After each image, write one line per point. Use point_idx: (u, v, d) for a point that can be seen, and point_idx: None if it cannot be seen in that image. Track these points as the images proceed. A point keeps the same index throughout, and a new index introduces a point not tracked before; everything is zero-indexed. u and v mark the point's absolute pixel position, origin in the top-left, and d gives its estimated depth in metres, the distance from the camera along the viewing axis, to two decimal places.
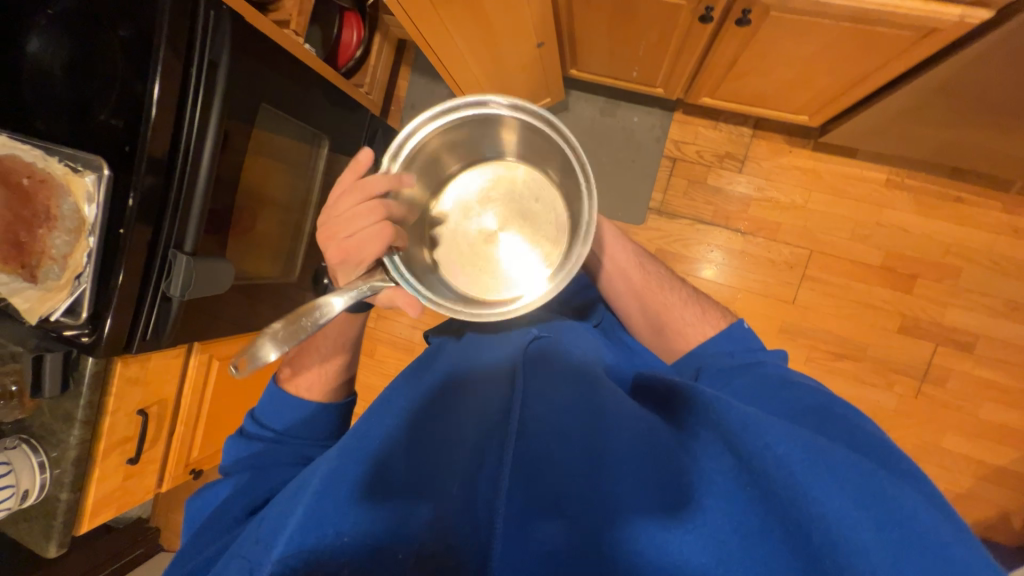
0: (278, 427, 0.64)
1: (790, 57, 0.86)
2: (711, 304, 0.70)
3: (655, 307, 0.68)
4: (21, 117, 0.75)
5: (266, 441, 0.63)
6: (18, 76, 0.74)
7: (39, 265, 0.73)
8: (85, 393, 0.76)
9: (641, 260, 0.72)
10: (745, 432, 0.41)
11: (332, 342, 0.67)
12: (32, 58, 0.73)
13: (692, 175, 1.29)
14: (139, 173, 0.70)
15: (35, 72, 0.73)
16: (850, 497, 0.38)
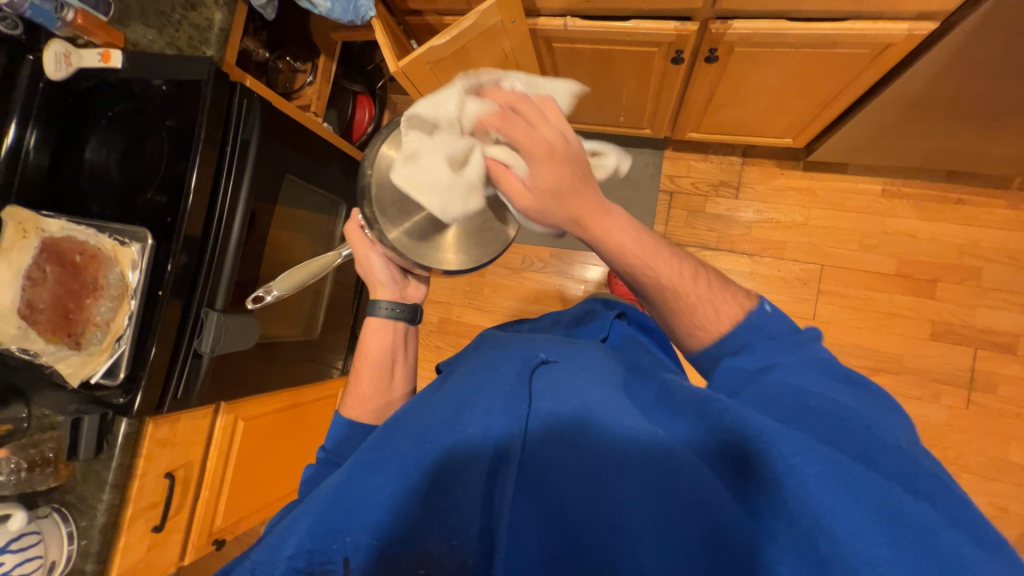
0: (329, 448, 0.65)
1: (762, 87, 0.93)
2: (729, 281, 0.53)
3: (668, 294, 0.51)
4: (78, 203, 0.85)
5: (316, 465, 0.64)
6: (81, 170, 0.85)
7: (84, 333, 0.78)
8: (116, 457, 0.77)
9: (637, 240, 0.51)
10: (761, 441, 0.38)
11: (395, 355, 0.73)
12: (94, 155, 0.85)
13: (690, 205, 1.34)
14: (178, 242, 0.77)
15: (94, 166, 0.85)
16: (876, 534, 0.34)
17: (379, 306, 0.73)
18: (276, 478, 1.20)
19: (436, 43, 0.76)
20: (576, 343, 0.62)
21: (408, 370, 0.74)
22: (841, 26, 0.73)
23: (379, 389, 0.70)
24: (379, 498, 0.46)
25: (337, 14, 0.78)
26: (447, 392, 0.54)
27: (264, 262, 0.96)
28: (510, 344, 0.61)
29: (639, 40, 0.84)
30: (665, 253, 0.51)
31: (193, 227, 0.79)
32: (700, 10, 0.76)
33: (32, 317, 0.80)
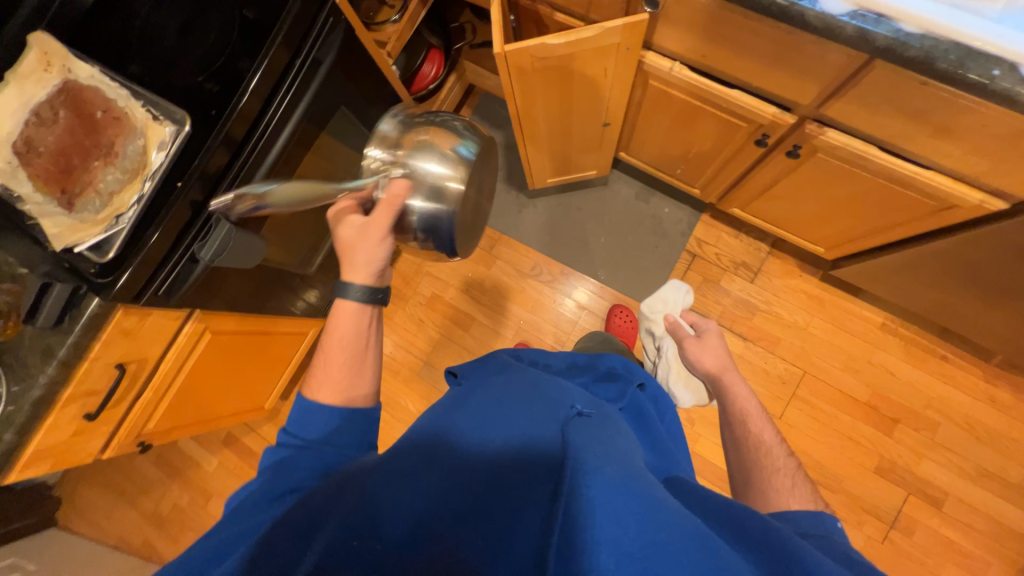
0: (305, 436, 0.63)
1: (822, 195, 0.95)
2: (806, 480, 0.65)
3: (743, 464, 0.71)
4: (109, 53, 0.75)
5: (297, 449, 0.62)
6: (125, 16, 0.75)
7: (80, 195, 0.72)
8: (76, 333, 0.72)
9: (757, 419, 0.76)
10: (799, 557, 0.43)
11: (362, 340, 0.72)
12: None
13: (707, 274, 1.36)
14: (217, 140, 0.75)
15: None
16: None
17: (350, 289, 0.71)
18: (222, 397, 1.15)
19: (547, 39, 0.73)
20: (617, 419, 0.67)
21: (374, 361, 0.72)
22: (923, 173, 0.75)
23: (344, 372, 0.68)
24: (409, 502, 0.50)
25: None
26: (482, 424, 0.60)
27: (291, 186, 0.92)
28: (546, 390, 0.67)
29: (733, 110, 0.84)
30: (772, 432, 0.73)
31: (239, 125, 0.77)
32: (804, 106, 0.76)
33: (26, 158, 0.72)
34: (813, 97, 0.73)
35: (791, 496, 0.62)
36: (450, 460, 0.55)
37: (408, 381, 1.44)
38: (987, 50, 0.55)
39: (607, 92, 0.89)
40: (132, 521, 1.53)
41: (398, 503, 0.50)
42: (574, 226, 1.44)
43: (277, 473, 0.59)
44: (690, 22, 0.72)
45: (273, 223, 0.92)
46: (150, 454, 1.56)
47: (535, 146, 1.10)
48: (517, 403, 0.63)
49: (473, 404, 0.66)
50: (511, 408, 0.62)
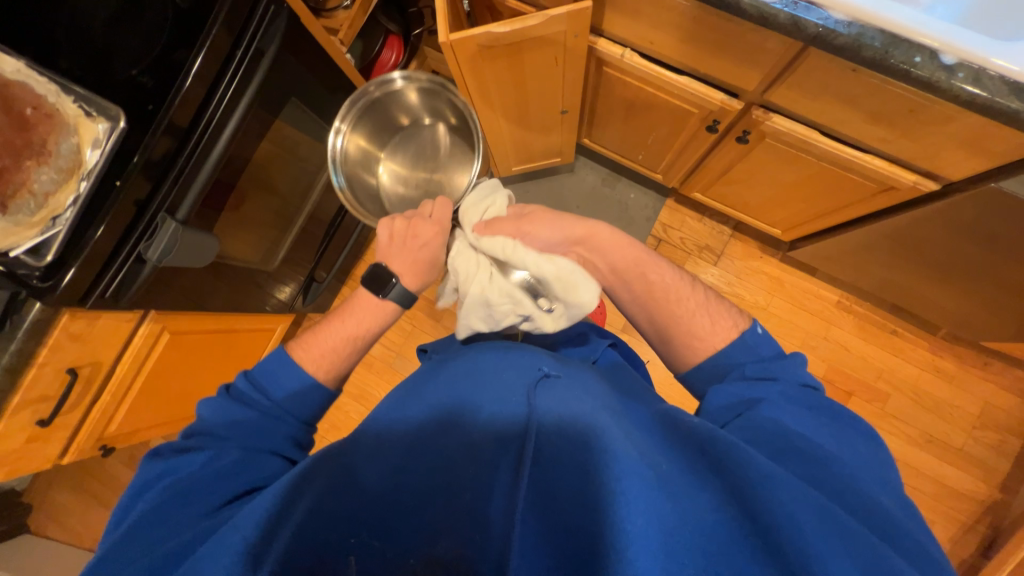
0: (275, 399, 0.67)
1: (774, 179, 0.98)
2: (726, 306, 0.72)
3: (662, 320, 0.73)
4: None
5: (263, 417, 0.65)
6: None
7: (11, 196, 0.66)
8: (18, 340, 0.70)
9: (641, 265, 0.76)
10: (745, 466, 0.45)
11: (355, 325, 0.78)
12: None
13: (672, 257, 1.39)
14: (158, 129, 0.72)
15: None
16: (826, 534, 0.40)
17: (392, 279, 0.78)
18: (188, 397, 1.14)
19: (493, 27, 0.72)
20: (581, 367, 0.67)
21: (358, 350, 0.77)
22: (863, 157, 0.77)
23: (335, 348, 0.75)
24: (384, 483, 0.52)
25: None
26: (445, 393, 0.61)
27: (244, 179, 0.89)
28: (508, 354, 0.66)
29: (685, 96, 0.85)
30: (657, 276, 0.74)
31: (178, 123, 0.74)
32: (750, 92, 0.77)
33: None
34: (758, 83, 0.74)
35: (716, 330, 0.68)
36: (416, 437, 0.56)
37: (380, 373, 1.45)
38: (913, 38, 0.57)
39: (561, 80, 0.88)
40: (106, 523, 1.52)
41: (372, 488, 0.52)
42: None
43: (242, 433, 0.63)
44: (635, 9, 0.72)
45: (227, 220, 0.90)
46: (120, 456, 1.54)
47: (495, 135, 1.09)
48: (479, 369, 0.64)
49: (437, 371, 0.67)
50: (474, 374, 0.63)
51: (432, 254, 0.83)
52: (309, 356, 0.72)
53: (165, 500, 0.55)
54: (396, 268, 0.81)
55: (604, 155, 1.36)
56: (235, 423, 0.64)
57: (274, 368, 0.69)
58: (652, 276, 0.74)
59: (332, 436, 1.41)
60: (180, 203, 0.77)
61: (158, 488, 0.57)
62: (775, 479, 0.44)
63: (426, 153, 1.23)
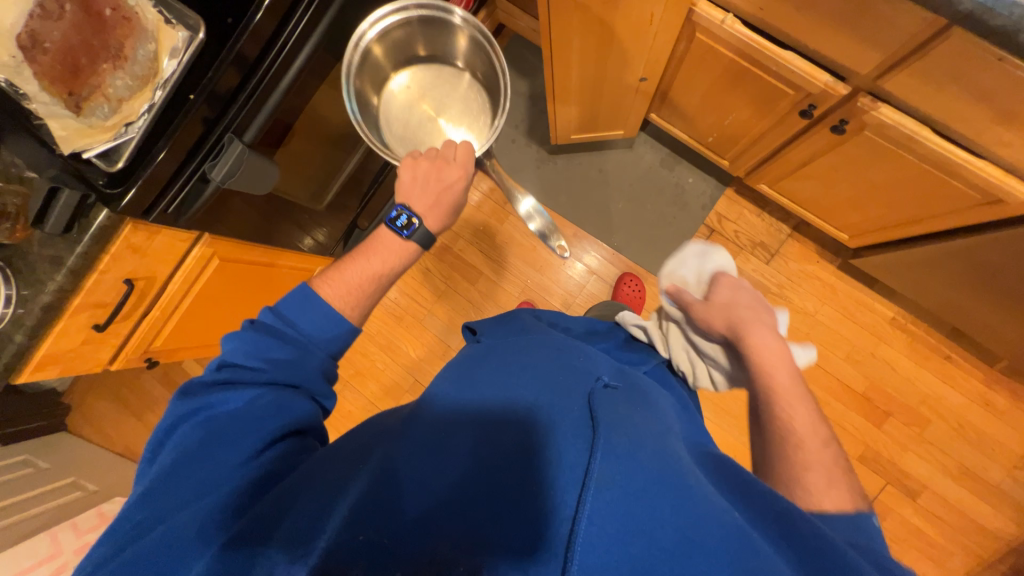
0: (304, 332, 0.62)
1: (859, 177, 0.91)
2: (852, 484, 0.56)
3: (769, 448, 0.60)
4: None
5: (298, 350, 0.61)
6: None
7: (89, 99, 0.69)
8: (85, 244, 0.71)
9: (795, 388, 0.62)
10: (835, 554, 0.41)
11: (377, 264, 0.73)
12: None
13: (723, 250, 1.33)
14: (229, 52, 0.69)
15: None
16: None
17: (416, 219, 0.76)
18: (227, 323, 1.16)
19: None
20: (631, 391, 0.63)
21: (383, 286, 0.74)
22: (975, 162, 0.70)
23: (357, 286, 0.71)
24: (426, 483, 0.47)
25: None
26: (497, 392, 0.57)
27: (305, 113, 0.87)
28: (571, 354, 0.65)
29: (782, 74, 0.78)
30: (805, 409, 0.61)
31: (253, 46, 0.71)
32: (861, 76, 0.71)
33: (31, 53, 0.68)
34: (873, 66, 0.68)
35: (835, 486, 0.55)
36: (466, 432, 0.52)
37: (410, 328, 1.46)
38: None
39: (650, 42, 0.82)
40: (137, 432, 1.60)
41: (414, 482, 0.47)
42: (592, 187, 1.39)
43: (280, 367, 0.58)
44: None
45: (287, 150, 0.88)
46: (155, 372, 1.60)
47: (563, 97, 1.04)
48: (534, 371, 0.60)
49: (487, 362, 0.64)
50: (531, 373, 0.59)
51: (453, 197, 0.81)
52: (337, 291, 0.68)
53: (202, 442, 0.52)
54: (417, 208, 0.79)
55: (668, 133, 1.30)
56: (273, 359, 0.58)
57: (304, 301, 0.62)
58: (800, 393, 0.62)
59: (356, 383, 1.43)
60: (246, 126, 0.76)
61: (194, 423, 0.54)
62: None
63: (446, 97, 0.98)
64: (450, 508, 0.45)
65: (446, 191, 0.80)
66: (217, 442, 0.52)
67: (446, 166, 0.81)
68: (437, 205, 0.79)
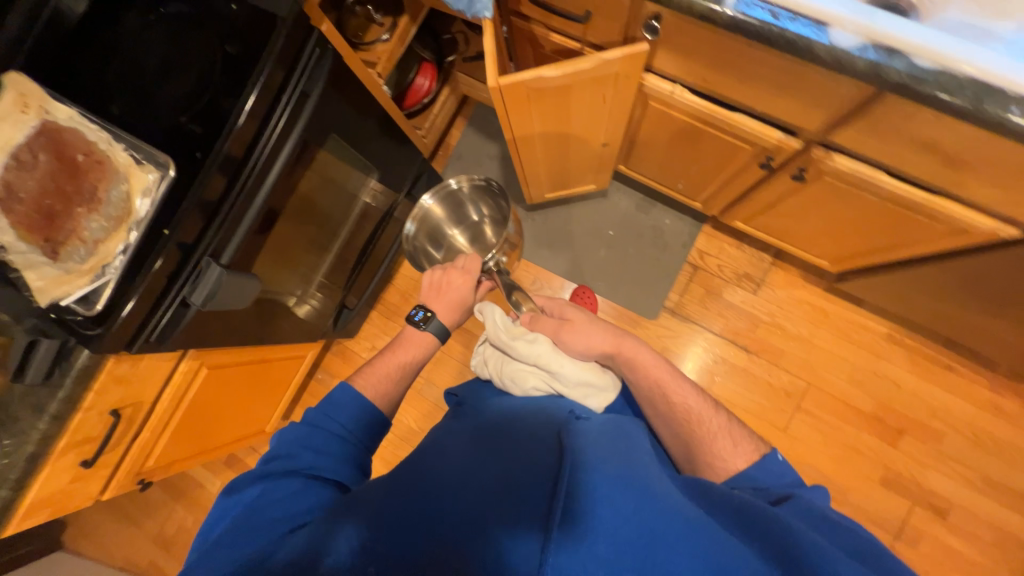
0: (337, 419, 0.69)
1: (828, 214, 0.93)
2: (742, 430, 0.73)
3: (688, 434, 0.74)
4: (90, 93, 0.73)
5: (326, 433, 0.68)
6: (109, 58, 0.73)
7: (65, 243, 0.70)
8: (67, 387, 0.70)
9: (669, 369, 0.80)
10: (801, 544, 0.49)
11: (400, 356, 0.86)
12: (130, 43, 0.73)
13: (709, 285, 1.35)
14: (202, 183, 0.70)
15: (127, 57, 0.73)
16: None
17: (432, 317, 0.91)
18: (222, 426, 1.14)
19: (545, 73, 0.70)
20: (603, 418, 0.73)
21: (405, 377, 0.84)
22: (935, 199, 0.72)
23: (384, 377, 0.81)
24: (412, 513, 0.54)
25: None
26: (474, 433, 0.67)
27: (283, 219, 0.87)
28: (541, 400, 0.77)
29: (737, 133, 0.81)
30: (689, 386, 0.78)
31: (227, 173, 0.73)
32: (810, 131, 0.74)
33: (7, 204, 0.72)
34: (820, 123, 0.71)
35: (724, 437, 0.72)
36: (468, 466, 0.59)
37: (409, 399, 1.43)
38: (1007, 86, 0.52)
39: (606, 117, 0.85)
40: (137, 541, 1.54)
41: (429, 516, 0.54)
42: (573, 238, 1.42)
43: (309, 450, 0.65)
44: (690, 48, 0.69)
45: (266, 256, 0.89)
46: None
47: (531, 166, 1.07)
48: (508, 416, 0.71)
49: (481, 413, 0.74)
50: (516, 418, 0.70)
51: (463, 297, 0.96)
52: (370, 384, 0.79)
53: (234, 530, 0.56)
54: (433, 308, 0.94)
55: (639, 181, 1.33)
56: (303, 441, 0.65)
57: (341, 395, 0.71)
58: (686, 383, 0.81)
59: None
60: (224, 247, 0.77)
61: (232, 517, 0.59)
62: (829, 559, 0.48)
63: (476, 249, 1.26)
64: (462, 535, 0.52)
65: (455, 297, 0.95)
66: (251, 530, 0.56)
67: (459, 271, 0.98)
68: (450, 307, 0.95)
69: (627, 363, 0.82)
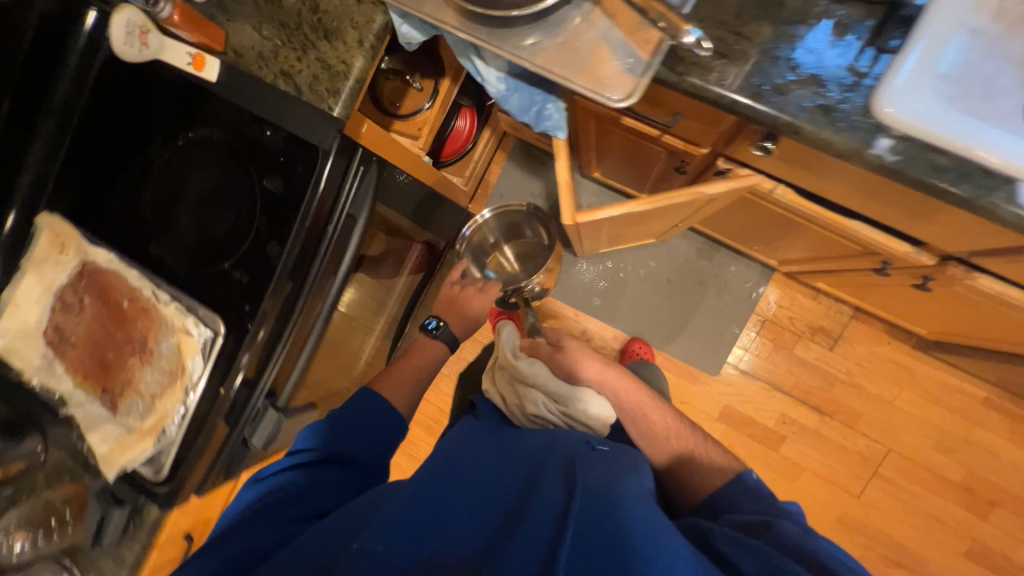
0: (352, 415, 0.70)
1: (946, 305, 0.81)
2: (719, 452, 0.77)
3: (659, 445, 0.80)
4: (131, 232, 0.68)
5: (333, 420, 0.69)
6: (142, 192, 0.68)
7: (122, 397, 0.68)
8: (141, 539, 0.70)
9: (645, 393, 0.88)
10: None
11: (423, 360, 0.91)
12: (165, 175, 0.67)
13: (779, 339, 1.23)
14: (253, 338, 0.64)
15: (163, 191, 0.67)
16: None
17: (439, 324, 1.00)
18: None
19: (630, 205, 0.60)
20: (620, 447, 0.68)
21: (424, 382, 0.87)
22: None
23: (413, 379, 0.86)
24: (412, 512, 0.51)
25: (512, 103, 0.63)
26: (484, 453, 0.64)
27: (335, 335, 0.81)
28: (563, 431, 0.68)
29: (850, 236, 0.69)
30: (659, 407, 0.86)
31: (274, 329, 0.66)
32: (953, 250, 0.61)
33: (61, 352, 0.69)
34: (971, 248, 0.58)
35: (683, 437, 0.79)
36: (470, 480, 0.58)
37: None
38: None
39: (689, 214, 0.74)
40: None
41: (432, 522, 0.51)
42: (625, 285, 1.32)
43: (322, 439, 0.66)
44: (812, 164, 0.57)
45: (318, 378, 0.83)
46: None
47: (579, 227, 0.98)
48: (517, 441, 0.67)
49: (495, 436, 0.72)
50: (525, 440, 0.67)
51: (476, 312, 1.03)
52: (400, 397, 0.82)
53: (248, 516, 0.59)
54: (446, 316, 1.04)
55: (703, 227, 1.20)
56: (317, 433, 0.67)
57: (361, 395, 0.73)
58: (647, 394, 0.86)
59: None
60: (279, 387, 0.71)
61: (248, 506, 0.61)
62: None
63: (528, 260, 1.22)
64: (459, 548, 0.48)
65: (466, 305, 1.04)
66: (269, 511, 0.59)
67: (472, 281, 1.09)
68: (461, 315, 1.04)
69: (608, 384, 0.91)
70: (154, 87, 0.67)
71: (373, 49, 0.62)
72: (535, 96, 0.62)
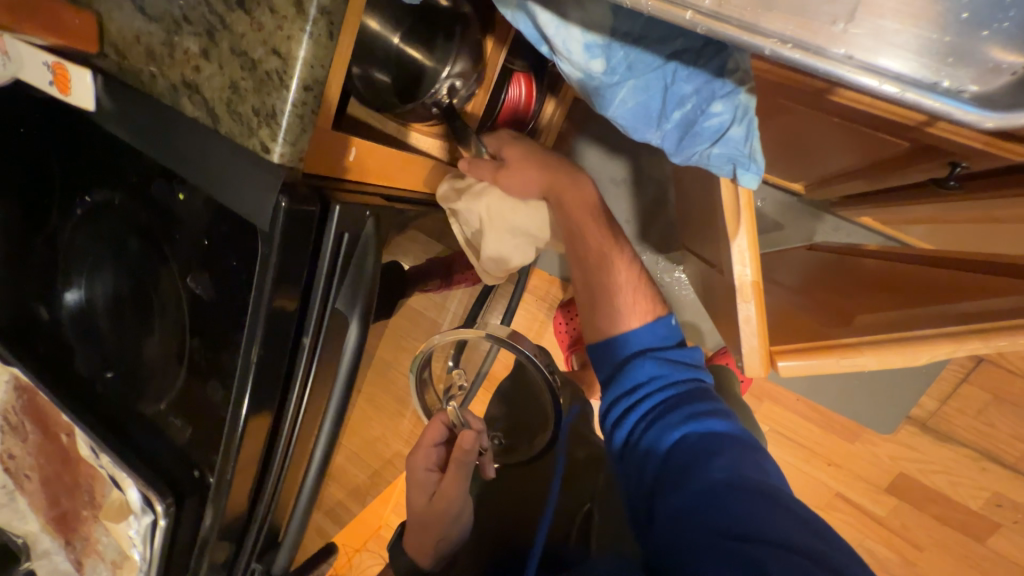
0: None
1: None
2: (653, 296, 0.61)
3: (595, 287, 0.60)
4: (75, 361, 0.49)
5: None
6: (57, 299, 0.48)
7: (85, 555, 0.52)
8: None
9: (625, 260, 0.61)
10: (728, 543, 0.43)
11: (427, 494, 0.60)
12: (86, 285, 0.47)
13: (1004, 390, 0.82)
14: (208, 527, 0.42)
15: (82, 305, 0.47)
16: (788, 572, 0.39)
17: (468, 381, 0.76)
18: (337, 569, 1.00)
19: (846, 356, 0.40)
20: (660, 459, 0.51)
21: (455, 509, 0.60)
22: None
23: (421, 525, 0.59)
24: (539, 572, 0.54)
25: (624, 100, 0.32)
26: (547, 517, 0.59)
27: (341, 453, 0.55)
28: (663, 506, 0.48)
29: None
30: (625, 261, 0.61)
31: (242, 504, 0.43)
32: None
33: (19, 483, 0.56)
34: None
35: (632, 311, 0.59)
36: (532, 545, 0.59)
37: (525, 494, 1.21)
38: None
39: (953, 323, 0.38)
40: None
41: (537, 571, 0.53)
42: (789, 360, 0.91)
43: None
44: None
45: (327, 500, 0.60)
46: None
47: (694, 226, 0.66)
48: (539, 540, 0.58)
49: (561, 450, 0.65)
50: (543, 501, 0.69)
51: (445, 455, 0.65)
52: (410, 540, 0.61)
53: None
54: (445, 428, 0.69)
55: (903, 225, 0.76)
56: None
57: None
58: (596, 250, 0.60)
59: None
60: (274, 558, 0.49)
61: None
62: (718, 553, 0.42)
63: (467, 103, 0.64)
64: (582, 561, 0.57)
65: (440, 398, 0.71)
66: None
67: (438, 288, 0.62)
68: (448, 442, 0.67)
69: (582, 273, 0.61)
70: (54, 140, 0.44)
71: (329, 22, 0.30)
72: (666, 83, 0.31)
